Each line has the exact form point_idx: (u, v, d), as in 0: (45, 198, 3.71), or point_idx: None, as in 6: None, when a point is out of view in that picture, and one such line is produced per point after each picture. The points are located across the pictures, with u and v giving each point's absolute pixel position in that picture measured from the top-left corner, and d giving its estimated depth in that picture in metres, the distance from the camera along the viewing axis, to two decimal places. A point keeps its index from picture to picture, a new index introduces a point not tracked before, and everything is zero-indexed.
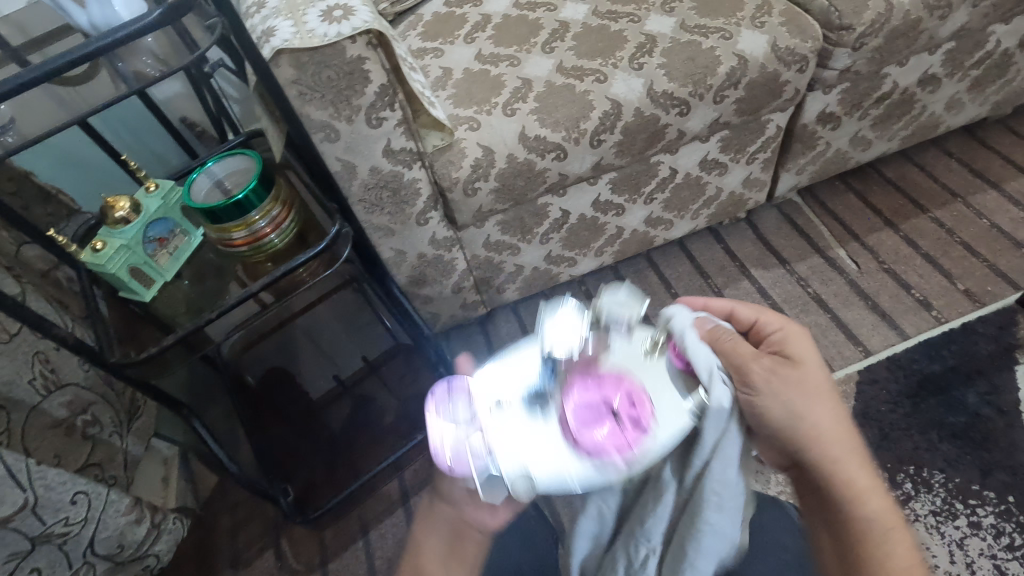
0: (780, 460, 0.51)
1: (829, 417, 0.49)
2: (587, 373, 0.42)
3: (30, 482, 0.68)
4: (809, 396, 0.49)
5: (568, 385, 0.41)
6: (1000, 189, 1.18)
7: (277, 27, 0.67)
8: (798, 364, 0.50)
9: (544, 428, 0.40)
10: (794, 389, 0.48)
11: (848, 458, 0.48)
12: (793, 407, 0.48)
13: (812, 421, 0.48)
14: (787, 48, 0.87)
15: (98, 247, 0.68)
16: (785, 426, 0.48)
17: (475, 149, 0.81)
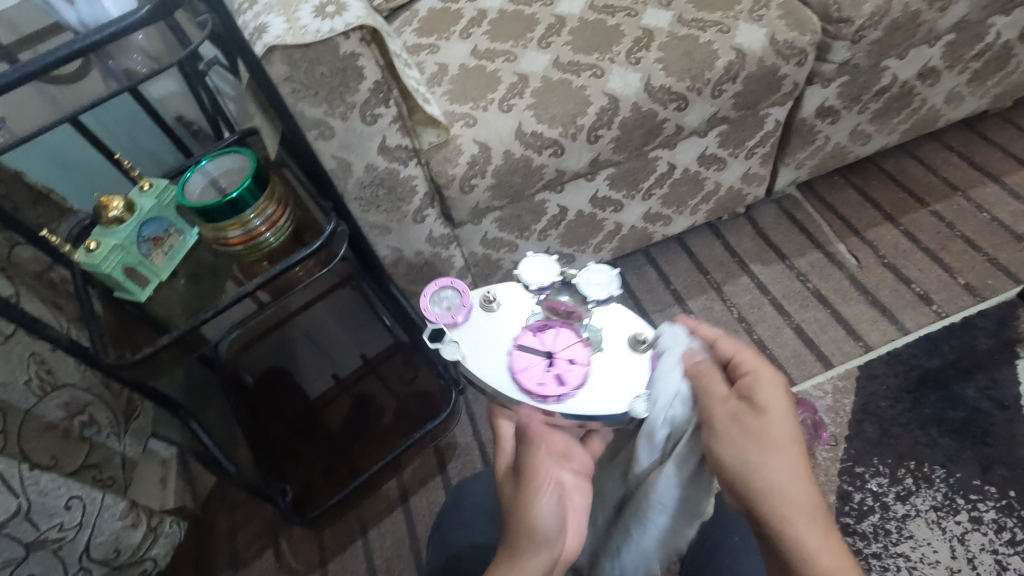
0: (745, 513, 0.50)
1: (792, 473, 0.47)
2: (560, 334, 0.63)
3: (22, 489, 0.68)
4: (767, 447, 0.48)
5: (539, 331, 0.63)
6: (1000, 182, 1.17)
7: (269, 24, 0.66)
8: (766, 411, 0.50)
9: (497, 339, 0.64)
10: (752, 436, 0.49)
11: (805, 515, 0.46)
12: (747, 458, 0.48)
13: (768, 469, 0.47)
14: (785, 42, 0.86)
15: (92, 247, 0.67)
16: (738, 474, 0.48)
17: (471, 145, 0.80)
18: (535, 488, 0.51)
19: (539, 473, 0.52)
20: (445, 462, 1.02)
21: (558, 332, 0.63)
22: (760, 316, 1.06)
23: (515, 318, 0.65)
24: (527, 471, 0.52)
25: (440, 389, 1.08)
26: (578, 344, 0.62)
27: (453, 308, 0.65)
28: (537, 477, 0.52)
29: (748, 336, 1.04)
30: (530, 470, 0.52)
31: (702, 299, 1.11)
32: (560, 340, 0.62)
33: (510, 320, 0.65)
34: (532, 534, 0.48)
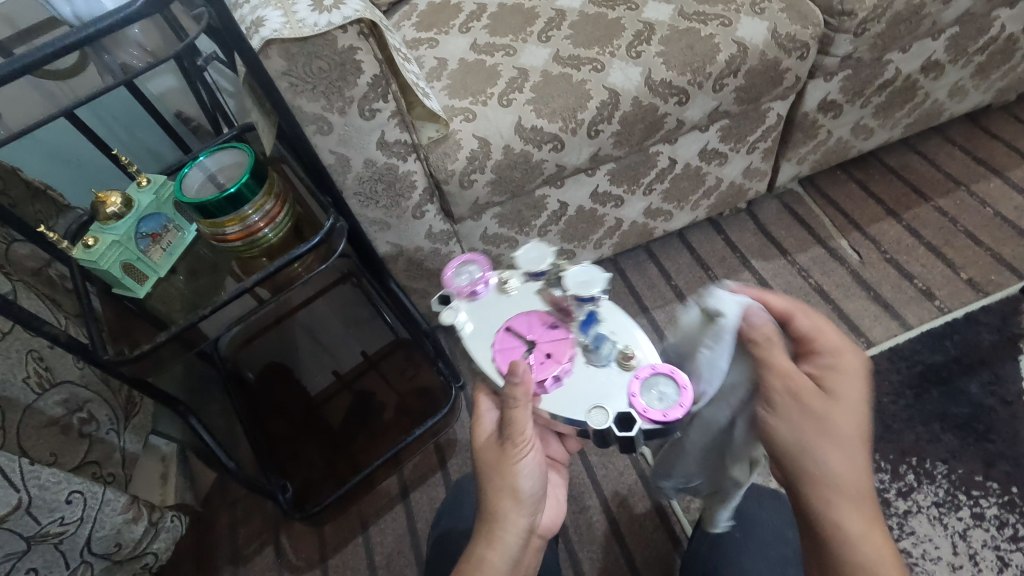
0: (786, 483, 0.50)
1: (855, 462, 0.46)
2: (553, 329, 0.56)
3: (23, 482, 0.67)
4: (830, 431, 0.47)
5: (537, 320, 0.57)
6: (1004, 177, 1.16)
7: (266, 17, 0.65)
8: (836, 398, 0.48)
9: (497, 320, 0.57)
10: (820, 423, 0.47)
11: (856, 500, 0.45)
12: (807, 440, 0.47)
13: (832, 457, 0.46)
14: (787, 35, 0.85)
15: (90, 243, 0.67)
16: (792, 452, 0.48)
17: (471, 140, 0.79)
18: (518, 452, 0.52)
19: (523, 434, 0.51)
20: (446, 458, 1.02)
21: (551, 327, 0.56)
22: None
23: (533, 301, 0.58)
24: (511, 431, 0.52)
25: (441, 385, 1.08)
26: (566, 344, 0.55)
27: (473, 280, 0.59)
28: (522, 438, 0.52)
29: None
30: (514, 431, 0.51)
31: None
32: (550, 335, 0.56)
33: (529, 303, 0.58)
34: (515, 499, 0.51)
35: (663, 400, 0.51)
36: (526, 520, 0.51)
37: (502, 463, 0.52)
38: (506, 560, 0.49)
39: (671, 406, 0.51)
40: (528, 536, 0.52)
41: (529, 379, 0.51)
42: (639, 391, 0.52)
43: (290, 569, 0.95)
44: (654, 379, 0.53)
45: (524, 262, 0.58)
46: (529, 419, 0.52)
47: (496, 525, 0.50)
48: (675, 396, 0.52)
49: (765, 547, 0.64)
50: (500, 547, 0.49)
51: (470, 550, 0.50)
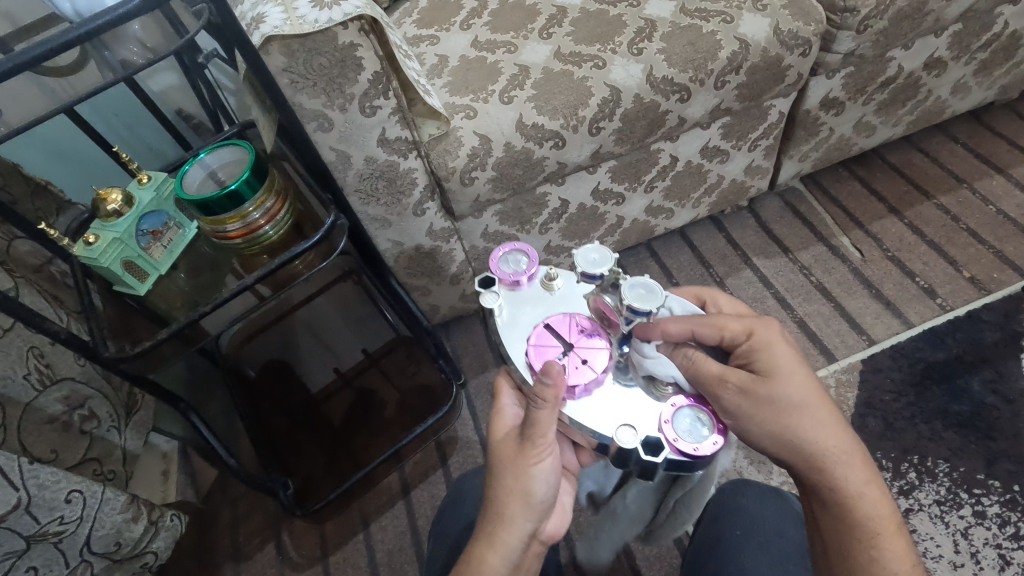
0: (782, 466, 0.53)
1: (822, 426, 0.50)
2: (593, 338, 0.54)
3: (23, 481, 0.68)
4: (785, 412, 0.49)
5: (577, 326, 0.55)
6: (1007, 174, 1.16)
7: (266, 14, 0.65)
8: (778, 379, 0.50)
9: (534, 314, 0.57)
10: (787, 406, 0.49)
11: (843, 463, 0.49)
12: (771, 428, 0.49)
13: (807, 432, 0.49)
14: (789, 32, 0.85)
15: (90, 241, 0.67)
16: (769, 443, 0.50)
17: (472, 137, 0.79)
18: (536, 455, 0.49)
19: (544, 437, 0.49)
20: (447, 456, 1.02)
21: (590, 334, 0.54)
22: (763, 310, 1.06)
23: (576, 303, 0.58)
24: (532, 432, 0.49)
25: (441, 382, 1.08)
26: (604, 351, 0.53)
27: (518, 271, 0.57)
28: (542, 441, 0.49)
29: None
30: (535, 433, 0.49)
31: None
32: (588, 341, 0.54)
33: (572, 304, 0.58)
34: (525, 502, 0.49)
35: (697, 429, 0.49)
36: (531, 524, 0.49)
37: (517, 463, 0.49)
38: (506, 563, 0.48)
39: (705, 439, 0.48)
40: (530, 541, 0.50)
41: (560, 382, 0.49)
42: (676, 419, 0.49)
43: (291, 566, 0.95)
44: (693, 410, 0.50)
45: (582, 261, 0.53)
46: (551, 422, 0.49)
47: (499, 525, 0.49)
48: (705, 430, 0.49)
49: (768, 545, 0.63)
50: (501, 548, 0.48)
51: (470, 545, 0.49)
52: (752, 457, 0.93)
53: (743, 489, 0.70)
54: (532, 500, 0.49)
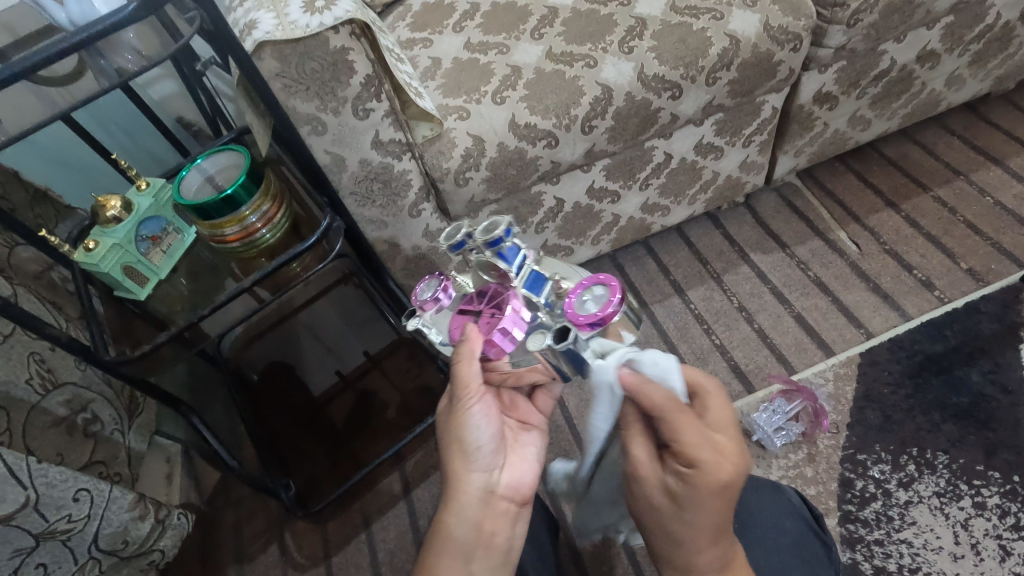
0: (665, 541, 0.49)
1: (697, 543, 0.48)
2: (498, 299, 0.47)
3: (30, 480, 0.68)
4: (696, 504, 0.47)
5: (487, 301, 0.48)
6: (1004, 165, 1.16)
7: (259, 19, 0.66)
8: (679, 489, 0.47)
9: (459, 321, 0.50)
10: (669, 517, 0.49)
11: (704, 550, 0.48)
12: (677, 508, 0.48)
13: (672, 539, 0.49)
14: (779, 27, 0.85)
15: (91, 247, 0.69)
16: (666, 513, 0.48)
17: (465, 138, 0.80)
18: (463, 408, 0.52)
19: (469, 387, 0.51)
20: None
21: (499, 299, 0.47)
22: (760, 305, 1.06)
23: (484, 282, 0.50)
24: (456, 385, 0.51)
25: (441, 383, 1.08)
26: (508, 299, 0.47)
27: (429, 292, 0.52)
28: (464, 394, 0.51)
29: (749, 326, 1.04)
30: (459, 386, 0.51)
31: (702, 289, 1.10)
32: (495, 302, 0.48)
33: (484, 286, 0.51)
34: (465, 454, 0.53)
35: (599, 308, 0.44)
36: (479, 479, 0.54)
37: (453, 420, 0.53)
38: (460, 521, 0.52)
39: (606, 311, 0.44)
40: (486, 496, 0.54)
41: (476, 337, 0.47)
42: (575, 302, 0.44)
43: (294, 567, 0.96)
44: (587, 290, 0.45)
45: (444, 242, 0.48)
46: (472, 371, 0.50)
47: (452, 488, 0.53)
48: (600, 294, 0.45)
49: (763, 538, 0.64)
50: (455, 508, 0.53)
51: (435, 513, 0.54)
52: (751, 452, 0.92)
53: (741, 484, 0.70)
54: (473, 454, 0.53)
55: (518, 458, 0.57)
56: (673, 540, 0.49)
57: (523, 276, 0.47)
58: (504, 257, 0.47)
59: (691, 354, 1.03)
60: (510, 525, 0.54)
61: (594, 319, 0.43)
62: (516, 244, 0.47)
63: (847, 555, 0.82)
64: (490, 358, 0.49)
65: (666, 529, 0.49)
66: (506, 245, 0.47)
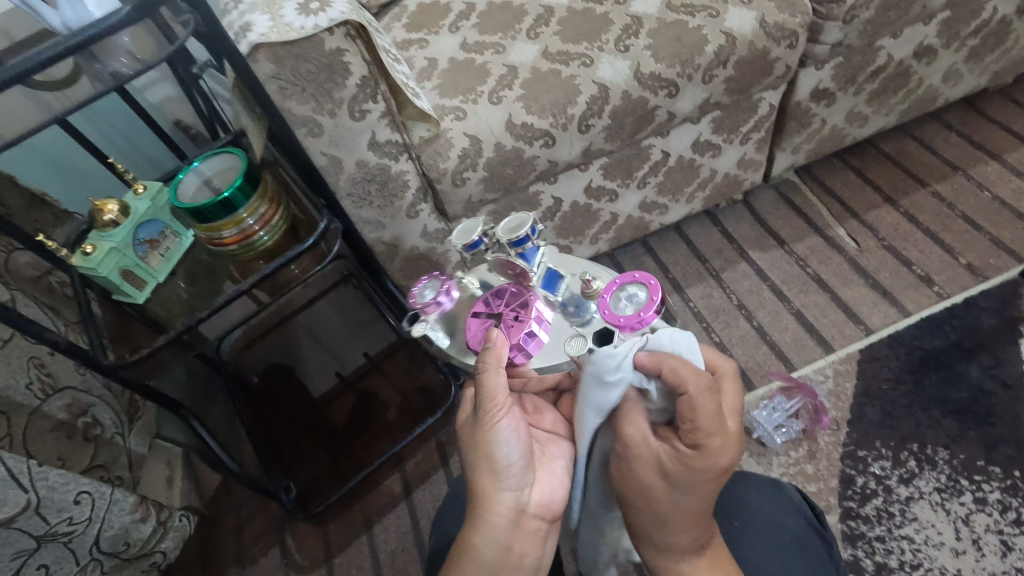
0: (654, 511, 0.50)
1: (680, 523, 0.49)
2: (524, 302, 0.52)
3: (32, 483, 0.68)
4: (692, 479, 0.47)
5: (511, 302, 0.53)
6: (1002, 160, 1.16)
7: (253, 22, 0.66)
8: (680, 469, 0.47)
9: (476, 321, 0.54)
10: (661, 493, 0.49)
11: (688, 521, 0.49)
12: (671, 482, 0.48)
13: (658, 520, 0.50)
14: (775, 24, 0.85)
15: (88, 251, 0.69)
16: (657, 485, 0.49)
17: (462, 138, 0.80)
18: (491, 422, 0.49)
19: (498, 400, 0.49)
20: (447, 456, 1.02)
21: (521, 301, 0.52)
22: (759, 303, 1.06)
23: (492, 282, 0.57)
24: (484, 397, 0.49)
25: (441, 383, 1.08)
26: (531, 298, 0.52)
27: (434, 295, 0.55)
28: (493, 405, 0.49)
29: (748, 323, 1.04)
30: (486, 398, 0.49)
31: (701, 287, 1.10)
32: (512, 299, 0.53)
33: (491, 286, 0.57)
34: (493, 473, 0.49)
35: (635, 310, 0.49)
36: (510, 497, 0.50)
37: (479, 435, 0.50)
38: (490, 543, 0.48)
39: (642, 313, 0.49)
40: (517, 515, 0.50)
41: (502, 345, 0.49)
42: (611, 303, 0.50)
43: (296, 569, 0.96)
44: (620, 289, 0.51)
45: (456, 241, 0.54)
46: (499, 382, 0.49)
47: (478, 508, 0.49)
48: (635, 296, 0.50)
49: (764, 535, 0.64)
50: (484, 529, 0.48)
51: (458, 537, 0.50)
52: (751, 449, 0.92)
53: (741, 482, 0.70)
54: (503, 469, 0.49)
55: (548, 471, 0.53)
56: (657, 519, 0.50)
57: (540, 276, 0.54)
58: (524, 256, 0.54)
59: None
60: (540, 545, 0.51)
61: (632, 320, 0.49)
62: (535, 245, 0.54)
63: (849, 552, 0.82)
64: (514, 365, 0.51)
65: (651, 509, 0.49)
66: (528, 246, 0.53)
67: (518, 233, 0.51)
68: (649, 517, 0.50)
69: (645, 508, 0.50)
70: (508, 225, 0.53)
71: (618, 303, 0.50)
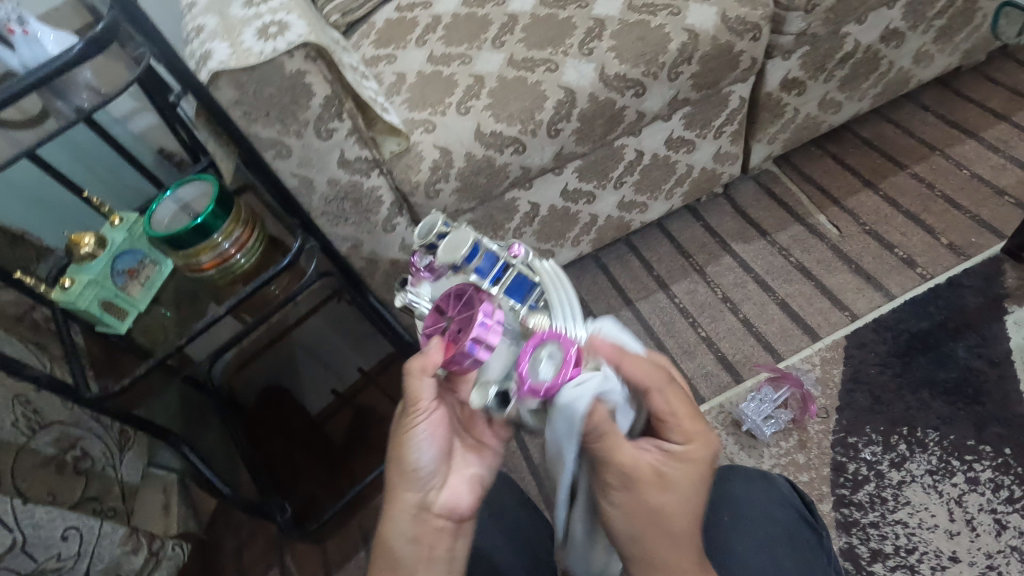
0: (662, 530, 0.44)
1: (672, 550, 0.45)
2: (465, 320, 0.41)
3: (15, 523, 0.69)
4: (688, 479, 0.45)
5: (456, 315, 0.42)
6: (979, 138, 1.16)
7: (213, 50, 0.68)
8: (673, 468, 0.44)
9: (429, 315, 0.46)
10: (664, 504, 0.44)
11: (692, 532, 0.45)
12: (673, 491, 0.44)
13: (667, 538, 0.44)
14: (736, 18, 0.86)
15: (67, 285, 0.70)
16: (661, 500, 0.44)
17: (432, 150, 0.80)
18: (409, 422, 0.48)
19: (418, 402, 0.47)
20: None
21: (464, 316, 0.41)
22: (744, 295, 1.06)
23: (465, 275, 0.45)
24: (407, 396, 0.47)
25: None
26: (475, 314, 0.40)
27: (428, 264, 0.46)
28: (414, 408, 0.47)
29: (734, 316, 1.04)
30: (409, 398, 0.47)
31: (685, 282, 1.10)
32: (466, 301, 0.42)
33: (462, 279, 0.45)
34: (404, 472, 0.49)
35: (550, 378, 0.38)
36: (417, 496, 0.49)
37: (398, 432, 0.48)
38: (397, 536, 0.49)
39: (558, 380, 0.38)
40: (421, 513, 0.49)
41: (433, 357, 0.43)
42: (525, 363, 0.39)
43: None
44: (543, 347, 0.39)
45: (418, 241, 0.46)
46: (424, 384, 0.46)
47: (389, 499, 0.50)
48: (554, 363, 0.39)
49: (753, 526, 0.63)
50: (391, 523, 0.49)
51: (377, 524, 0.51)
52: (742, 443, 0.92)
53: (730, 474, 0.69)
54: (417, 467, 0.48)
55: (459, 477, 0.51)
56: (663, 538, 0.44)
57: (506, 283, 0.43)
58: (478, 268, 0.43)
59: (678, 349, 1.02)
60: (450, 540, 0.50)
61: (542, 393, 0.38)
62: (492, 252, 0.44)
63: (844, 540, 0.82)
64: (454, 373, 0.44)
65: (646, 532, 0.44)
66: (481, 260, 0.43)
67: (463, 255, 0.43)
68: (656, 539, 0.44)
69: (651, 527, 0.44)
70: (451, 241, 0.44)
71: (537, 366, 0.38)
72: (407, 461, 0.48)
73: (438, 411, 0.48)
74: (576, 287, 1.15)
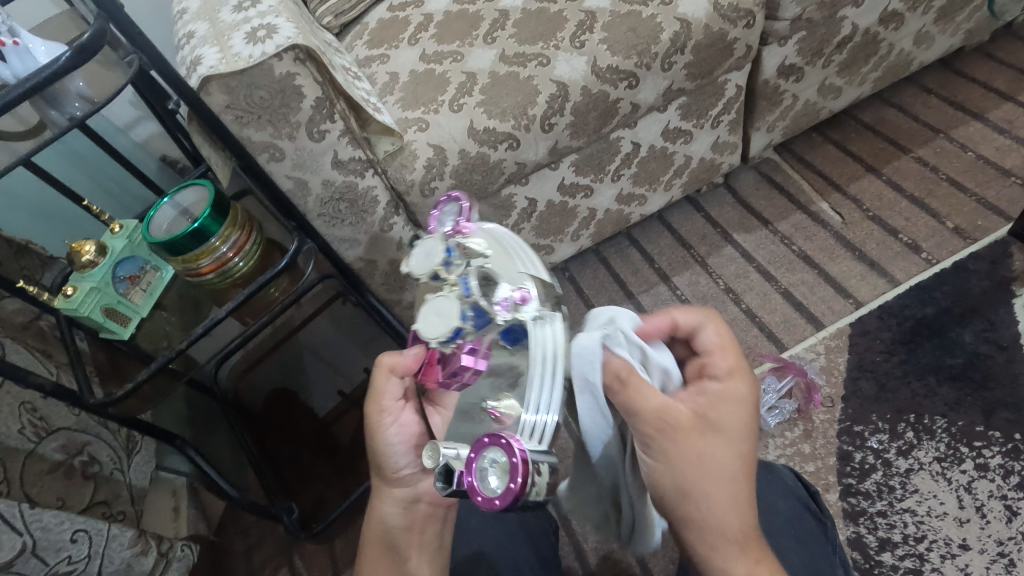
0: (701, 451, 0.43)
1: (730, 505, 0.42)
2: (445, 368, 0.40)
3: (26, 526, 0.69)
4: (725, 410, 0.45)
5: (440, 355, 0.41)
6: (984, 119, 1.14)
7: (203, 56, 0.69)
8: (709, 401, 0.45)
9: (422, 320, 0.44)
10: (697, 435, 0.43)
11: (728, 461, 0.43)
12: (707, 417, 0.44)
13: (704, 462, 0.42)
14: (729, 5, 0.85)
15: (69, 292, 0.71)
16: (696, 423, 0.43)
17: (425, 148, 0.80)
18: (377, 424, 0.50)
19: (384, 402, 0.49)
20: None
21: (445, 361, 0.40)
22: (747, 285, 1.05)
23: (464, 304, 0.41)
24: (373, 398, 0.50)
25: None
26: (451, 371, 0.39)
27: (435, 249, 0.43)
28: (380, 411, 0.49)
29: (736, 307, 1.03)
30: (374, 400, 0.49)
31: (688, 274, 1.10)
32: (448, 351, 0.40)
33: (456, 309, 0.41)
34: (382, 470, 0.52)
35: (487, 487, 0.33)
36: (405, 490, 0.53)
37: (371, 436, 0.51)
38: (386, 523, 0.53)
39: (494, 492, 0.33)
40: (409, 504, 0.53)
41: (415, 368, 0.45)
42: (476, 461, 0.34)
43: None
44: (494, 452, 0.34)
45: (415, 273, 0.42)
46: (390, 383, 0.49)
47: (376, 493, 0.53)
48: (498, 475, 0.33)
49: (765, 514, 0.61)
50: (379, 514, 0.53)
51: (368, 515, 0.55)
52: None
53: None
54: (396, 466, 0.51)
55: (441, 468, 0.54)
56: (701, 462, 0.42)
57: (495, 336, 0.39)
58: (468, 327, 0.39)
59: None
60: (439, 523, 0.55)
61: (477, 500, 0.34)
62: (480, 309, 0.39)
63: (850, 530, 0.81)
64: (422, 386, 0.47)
65: (702, 490, 0.42)
66: (465, 320, 0.39)
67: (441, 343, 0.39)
68: (693, 466, 0.42)
69: (694, 450, 0.42)
70: (436, 307, 0.40)
71: (487, 473, 0.34)
72: (384, 462, 0.51)
73: (407, 411, 0.50)
74: (577, 282, 1.14)
